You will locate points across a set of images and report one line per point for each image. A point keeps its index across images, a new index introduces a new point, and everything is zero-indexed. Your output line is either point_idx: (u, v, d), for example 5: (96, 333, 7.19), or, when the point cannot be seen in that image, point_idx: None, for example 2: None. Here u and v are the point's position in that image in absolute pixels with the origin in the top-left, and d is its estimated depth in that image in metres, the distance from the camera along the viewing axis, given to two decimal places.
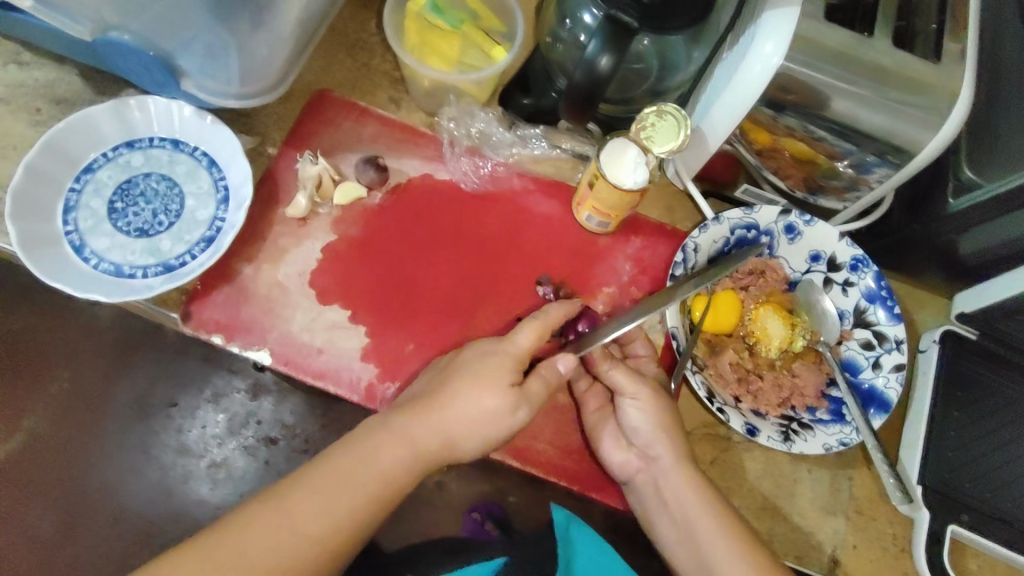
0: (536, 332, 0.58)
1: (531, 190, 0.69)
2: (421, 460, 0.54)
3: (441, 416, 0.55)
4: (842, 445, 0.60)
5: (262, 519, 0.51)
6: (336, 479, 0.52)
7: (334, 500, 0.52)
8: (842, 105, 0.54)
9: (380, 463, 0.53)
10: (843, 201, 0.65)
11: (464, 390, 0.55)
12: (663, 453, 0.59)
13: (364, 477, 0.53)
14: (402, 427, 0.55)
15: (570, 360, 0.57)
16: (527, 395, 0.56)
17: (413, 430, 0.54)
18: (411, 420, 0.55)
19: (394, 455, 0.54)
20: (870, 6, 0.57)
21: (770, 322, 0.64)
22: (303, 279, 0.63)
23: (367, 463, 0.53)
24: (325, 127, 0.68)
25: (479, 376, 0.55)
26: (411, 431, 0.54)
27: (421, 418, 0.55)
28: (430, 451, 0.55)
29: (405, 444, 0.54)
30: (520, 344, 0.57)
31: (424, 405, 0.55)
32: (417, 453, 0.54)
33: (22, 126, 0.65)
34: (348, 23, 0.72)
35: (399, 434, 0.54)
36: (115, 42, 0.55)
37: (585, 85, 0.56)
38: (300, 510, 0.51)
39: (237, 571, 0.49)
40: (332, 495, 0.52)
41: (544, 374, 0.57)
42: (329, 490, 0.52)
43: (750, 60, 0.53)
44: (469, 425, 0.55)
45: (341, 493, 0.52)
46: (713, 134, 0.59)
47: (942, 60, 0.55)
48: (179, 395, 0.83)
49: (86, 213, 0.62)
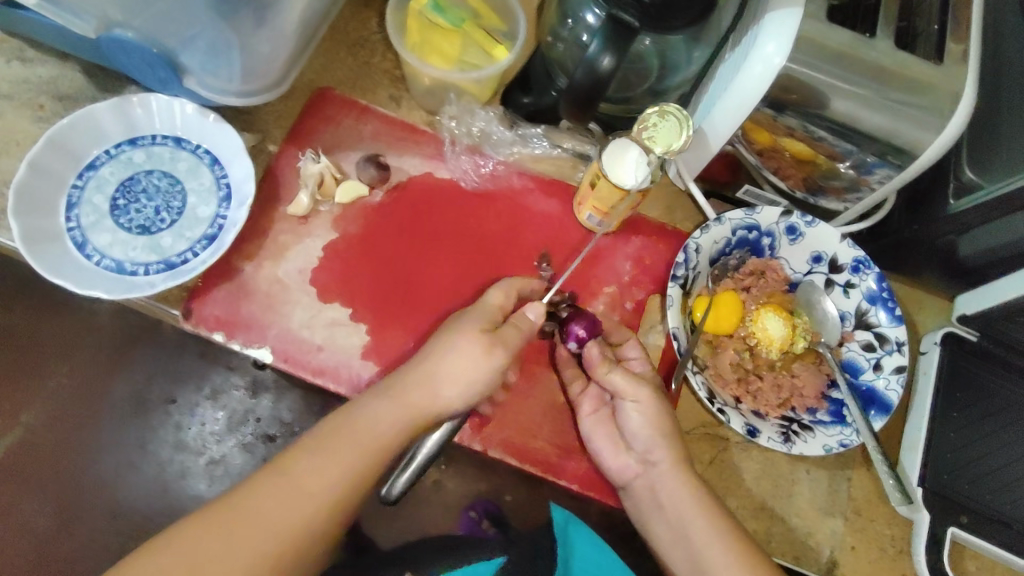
0: (503, 290, 0.58)
1: (531, 189, 0.69)
2: (413, 420, 0.54)
3: (428, 379, 0.54)
4: (843, 446, 0.59)
5: (258, 493, 0.51)
6: (328, 449, 0.52)
7: (327, 470, 0.52)
8: (842, 105, 0.54)
9: (372, 429, 0.53)
10: (844, 202, 0.66)
11: (444, 345, 0.55)
12: (662, 457, 0.59)
13: (357, 443, 0.53)
14: (391, 391, 0.54)
15: (538, 308, 0.57)
16: (510, 356, 0.55)
17: (398, 390, 0.54)
18: (398, 383, 0.55)
19: (385, 419, 0.53)
20: (871, 6, 0.57)
21: (771, 322, 0.63)
22: (303, 277, 0.63)
23: (358, 430, 0.53)
24: (326, 125, 0.68)
25: (454, 330, 0.55)
26: (399, 393, 0.54)
27: (407, 385, 0.54)
28: (420, 413, 0.54)
29: (395, 406, 0.54)
30: (492, 302, 0.57)
31: (409, 367, 0.55)
32: (408, 415, 0.54)
33: (25, 122, 0.65)
34: (350, 21, 0.72)
35: (389, 399, 0.54)
36: (119, 39, 0.55)
37: (587, 84, 0.56)
38: (294, 481, 0.51)
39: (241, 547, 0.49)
40: (325, 464, 0.52)
41: (516, 323, 0.56)
42: (322, 459, 0.52)
43: (751, 61, 0.53)
44: (453, 379, 0.54)
45: (334, 460, 0.52)
46: (715, 134, 0.60)
47: (944, 61, 0.54)
48: (178, 392, 0.83)
49: (88, 210, 0.62)
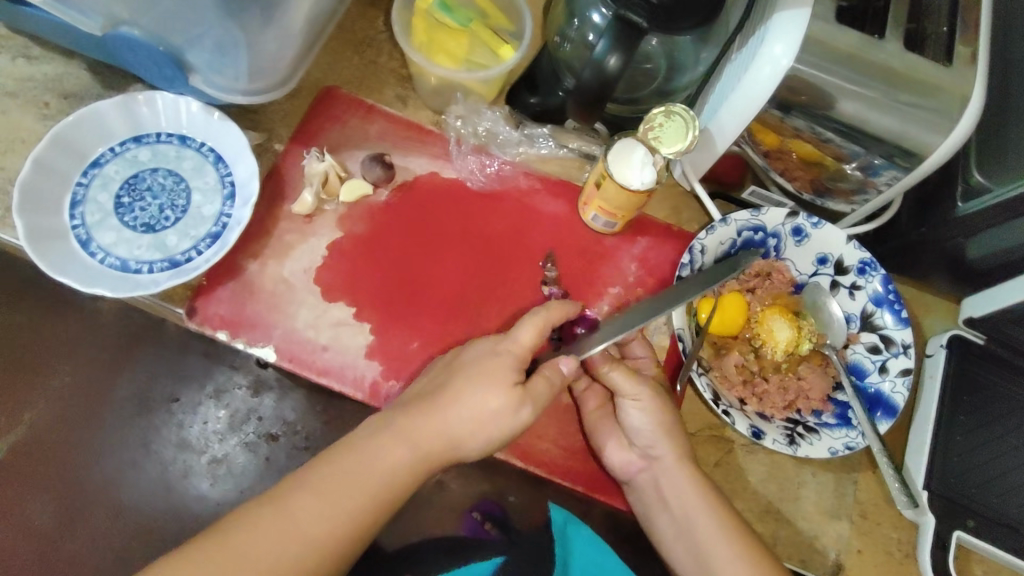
0: (536, 327, 0.57)
1: (537, 189, 0.69)
2: (425, 461, 0.54)
3: (446, 421, 0.55)
4: (848, 448, 0.59)
5: (263, 521, 0.51)
6: (339, 481, 0.52)
7: (337, 503, 0.52)
8: (850, 106, 0.54)
9: (382, 464, 0.53)
10: (851, 204, 0.65)
11: (470, 388, 0.55)
12: (665, 452, 0.60)
13: (367, 478, 0.53)
14: (403, 428, 0.55)
15: (573, 362, 0.56)
16: (532, 393, 0.55)
17: (416, 430, 0.54)
18: (413, 419, 0.55)
19: (397, 456, 0.54)
20: (880, 8, 0.57)
21: (776, 324, 0.63)
22: (309, 276, 0.63)
23: (369, 464, 0.53)
24: (332, 124, 0.68)
25: (481, 377, 0.55)
26: (413, 432, 0.54)
27: (424, 424, 0.55)
28: (433, 450, 0.55)
29: (407, 445, 0.54)
30: (520, 335, 0.56)
31: (428, 405, 0.55)
32: (420, 452, 0.54)
33: (30, 119, 0.65)
34: (356, 20, 0.71)
35: (403, 436, 0.54)
36: (125, 38, 0.55)
37: (594, 85, 0.55)
38: (303, 513, 0.51)
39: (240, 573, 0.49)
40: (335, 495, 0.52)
41: (546, 374, 0.56)
42: (331, 491, 0.52)
43: (759, 61, 0.53)
44: (474, 426, 0.54)
45: (345, 494, 0.52)
46: (721, 135, 0.59)
47: (953, 63, 0.54)
48: (180, 391, 0.83)
49: (93, 207, 0.62)
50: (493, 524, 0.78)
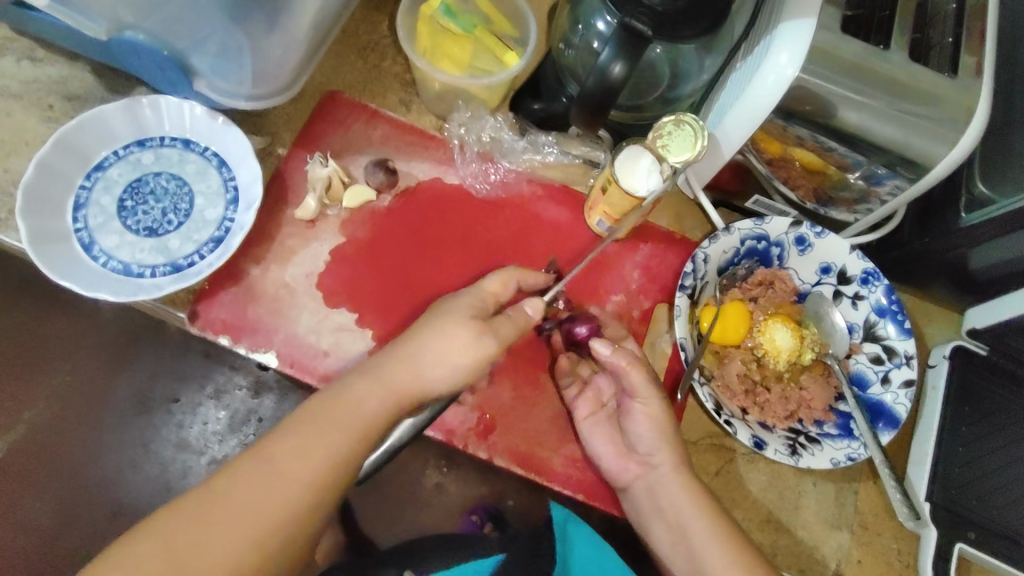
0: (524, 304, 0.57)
1: (539, 196, 0.69)
2: (397, 409, 0.52)
3: (413, 360, 0.53)
4: (850, 460, 0.59)
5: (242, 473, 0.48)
6: (305, 428, 0.50)
7: (308, 453, 0.49)
8: (856, 116, 0.54)
9: (358, 407, 0.51)
10: (854, 213, 0.65)
11: (469, 366, 0.54)
12: (664, 461, 0.59)
13: (337, 422, 0.51)
14: (372, 372, 0.53)
15: (537, 303, 0.58)
16: None
17: (382, 375, 0.53)
18: (379, 366, 0.53)
19: (365, 401, 0.52)
20: (885, 18, 0.56)
21: (778, 333, 0.63)
22: (310, 281, 0.63)
23: (343, 410, 0.51)
24: (335, 129, 0.68)
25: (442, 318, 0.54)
26: (382, 373, 0.53)
27: (392, 366, 0.53)
28: (406, 397, 0.53)
29: (379, 393, 0.52)
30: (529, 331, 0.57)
31: (395, 350, 0.54)
32: (393, 401, 0.52)
33: (34, 121, 0.65)
34: (360, 24, 0.71)
35: (374, 382, 0.52)
36: (130, 42, 0.55)
37: (597, 93, 0.55)
38: (276, 464, 0.49)
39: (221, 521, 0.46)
40: (308, 446, 0.49)
41: None
42: (303, 441, 0.50)
43: (764, 71, 0.53)
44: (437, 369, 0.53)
45: (318, 441, 0.50)
46: (728, 142, 0.59)
47: (958, 75, 0.54)
48: (181, 391, 0.83)
49: (96, 210, 0.62)
50: (492, 525, 0.78)
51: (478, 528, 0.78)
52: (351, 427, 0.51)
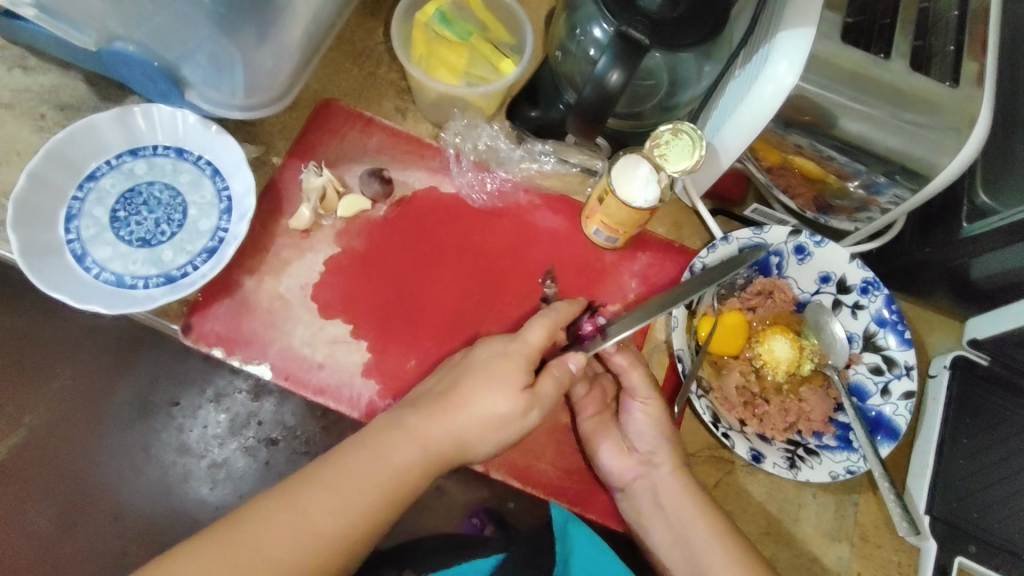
0: (546, 327, 0.57)
1: (536, 205, 0.68)
2: (431, 462, 0.53)
3: (452, 420, 0.54)
4: (849, 473, 0.59)
5: (282, 515, 0.50)
6: (347, 480, 0.51)
7: (340, 503, 0.51)
8: (856, 126, 0.53)
9: (396, 461, 0.53)
10: (854, 222, 0.64)
11: (470, 391, 0.55)
12: (665, 461, 0.60)
13: (376, 475, 0.52)
14: (415, 427, 0.54)
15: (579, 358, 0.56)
16: (536, 396, 0.55)
17: (423, 432, 0.54)
18: (420, 421, 0.54)
19: (404, 456, 0.53)
20: (885, 26, 0.56)
21: (777, 344, 0.63)
22: (305, 292, 0.63)
23: (375, 461, 0.52)
24: (330, 137, 0.67)
25: (489, 381, 0.54)
26: (425, 430, 0.54)
27: (431, 422, 0.54)
28: (442, 453, 0.54)
29: (417, 445, 0.53)
30: (528, 340, 0.56)
31: (441, 404, 0.54)
32: (429, 451, 0.53)
33: (26, 131, 0.65)
34: (356, 31, 0.71)
35: (405, 432, 0.54)
36: (120, 53, 0.55)
37: (594, 100, 0.54)
38: (307, 513, 0.50)
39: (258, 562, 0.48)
40: (339, 496, 0.51)
41: (551, 370, 0.55)
42: (341, 493, 0.51)
43: (762, 80, 0.52)
44: (482, 428, 0.54)
45: (349, 490, 0.51)
46: (726, 152, 0.58)
47: (959, 83, 0.53)
48: (181, 395, 0.82)
49: (89, 221, 0.62)
50: (494, 526, 0.78)
51: (480, 531, 0.78)
52: (382, 478, 0.52)
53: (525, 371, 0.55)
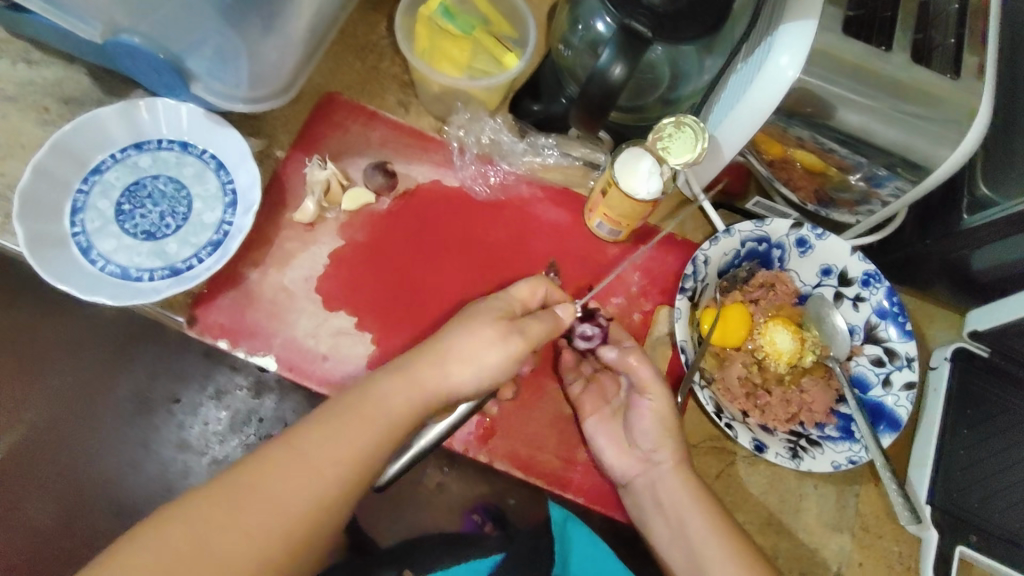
0: (530, 285, 0.59)
1: (538, 198, 0.69)
2: (422, 404, 0.53)
3: (441, 363, 0.54)
4: (851, 463, 0.59)
5: (278, 458, 0.50)
6: (341, 423, 0.51)
7: (335, 449, 0.50)
8: (857, 118, 0.54)
9: (388, 406, 0.52)
10: (855, 215, 0.65)
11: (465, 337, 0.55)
12: (665, 458, 0.59)
13: (369, 418, 0.52)
14: (406, 373, 0.54)
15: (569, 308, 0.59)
16: None
17: (415, 374, 0.54)
18: (410, 366, 0.54)
19: (394, 402, 0.53)
20: (887, 19, 0.56)
21: (779, 336, 0.63)
22: (310, 284, 0.63)
23: (369, 407, 0.52)
24: (333, 131, 0.67)
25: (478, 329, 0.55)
26: (416, 376, 0.54)
27: (421, 368, 0.54)
28: (431, 397, 0.54)
29: (407, 389, 0.53)
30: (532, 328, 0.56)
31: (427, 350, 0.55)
32: (417, 396, 0.53)
33: (30, 125, 0.65)
34: (358, 25, 0.71)
35: (390, 375, 0.54)
36: (125, 45, 0.54)
37: (598, 95, 0.55)
38: (304, 454, 0.50)
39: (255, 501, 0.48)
40: (335, 440, 0.50)
41: None
42: (335, 434, 0.51)
43: (765, 72, 0.52)
44: (465, 367, 0.54)
45: (344, 436, 0.51)
46: (727, 144, 0.58)
47: (961, 76, 0.54)
48: (181, 392, 0.82)
49: (94, 214, 0.62)
50: (492, 524, 0.78)
51: (478, 527, 0.78)
52: (373, 421, 0.52)
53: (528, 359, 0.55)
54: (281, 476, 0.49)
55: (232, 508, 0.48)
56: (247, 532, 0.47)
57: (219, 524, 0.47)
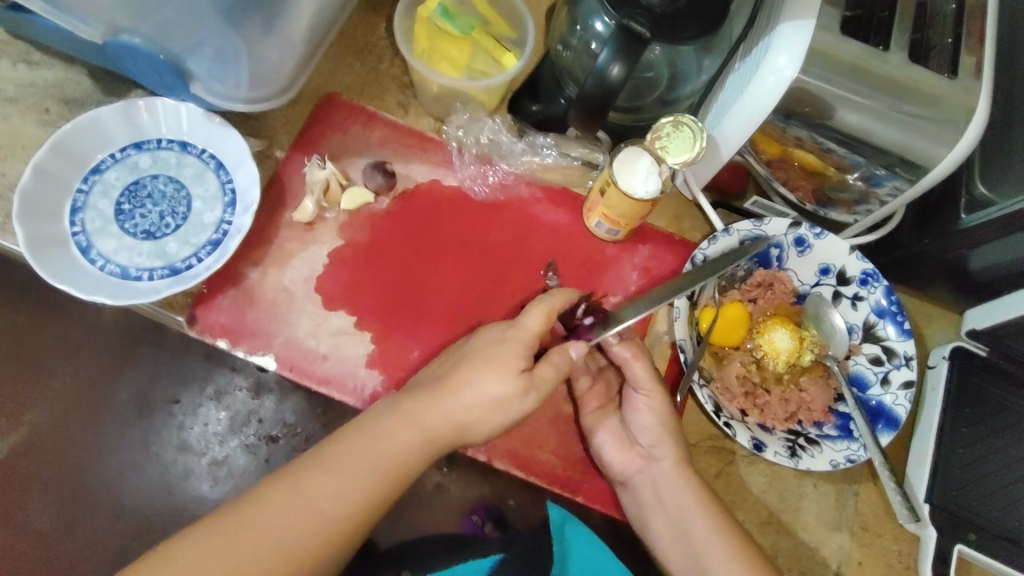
0: (543, 313, 0.57)
1: (537, 198, 0.69)
2: (428, 448, 0.54)
3: (453, 403, 0.54)
4: (850, 461, 0.59)
5: (285, 500, 0.51)
6: (346, 466, 0.52)
7: (337, 494, 0.51)
8: (854, 118, 0.54)
9: (394, 449, 0.53)
10: (853, 214, 0.65)
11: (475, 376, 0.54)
12: (665, 455, 0.60)
13: (375, 463, 0.53)
14: (415, 414, 0.54)
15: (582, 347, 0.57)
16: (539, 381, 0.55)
17: (420, 415, 0.54)
18: (421, 405, 0.54)
19: (400, 445, 0.53)
20: (884, 19, 0.56)
21: (777, 335, 0.63)
22: (309, 284, 0.63)
23: (371, 449, 0.53)
24: (333, 131, 0.68)
25: (489, 364, 0.54)
26: (425, 418, 0.54)
27: (433, 407, 0.54)
28: (440, 439, 0.54)
29: (415, 431, 0.54)
30: (531, 326, 0.56)
31: (439, 389, 0.55)
32: (427, 439, 0.54)
33: (30, 125, 0.65)
34: (358, 27, 0.71)
35: (400, 417, 0.54)
36: (126, 46, 0.54)
37: (596, 95, 0.54)
38: (309, 498, 0.51)
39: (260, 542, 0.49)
40: (340, 483, 0.52)
41: (554, 357, 0.56)
42: (340, 477, 0.52)
43: (762, 71, 0.53)
44: (482, 412, 0.54)
45: (347, 479, 0.52)
46: (726, 144, 0.59)
47: (957, 75, 0.54)
48: (181, 392, 0.82)
49: (94, 214, 0.62)
50: (493, 525, 0.78)
51: (478, 529, 0.78)
52: (380, 465, 0.53)
53: (527, 357, 0.55)
54: (286, 519, 0.50)
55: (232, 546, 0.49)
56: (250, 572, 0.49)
57: (221, 565, 0.48)
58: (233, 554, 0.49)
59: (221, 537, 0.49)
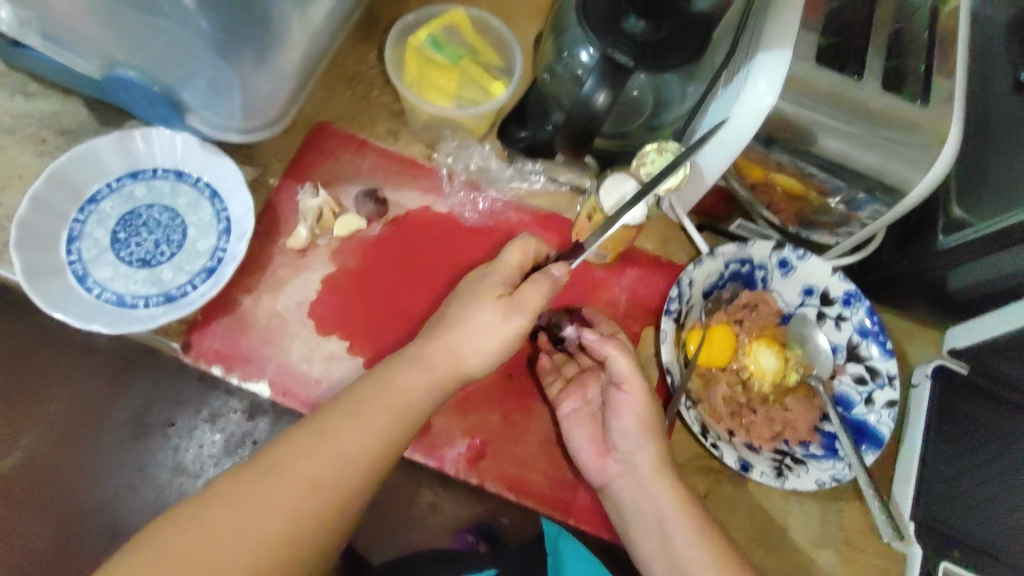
0: (520, 249, 0.59)
1: (527, 223, 0.70)
2: (435, 389, 0.55)
3: (453, 341, 0.56)
4: (835, 480, 0.60)
5: (304, 445, 0.51)
6: (362, 407, 0.53)
7: (355, 433, 0.52)
8: (832, 143, 0.55)
9: (407, 389, 0.54)
10: (835, 236, 0.66)
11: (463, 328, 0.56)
12: (646, 463, 0.60)
13: (389, 403, 0.53)
14: (423, 353, 0.56)
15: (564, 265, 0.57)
16: None
17: (426, 359, 0.55)
18: (425, 348, 0.56)
19: (411, 384, 0.54)
20: (859, 49, 0.58)
21: (763, 356, 0.65)
22: (302, 310, 0.64)
23: (384, 393, 0.54)
24: (324, 159, 0.69)
25: (478, 295, 0.57)
26: (432, 358, 0.55)
27: (433, 347, 0.56)
28: (448, 379, 0.55)
29: (424, 369, 0.55)
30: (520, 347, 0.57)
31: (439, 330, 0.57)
32: (437, 378, 0.55)
33: (27, 156, 0.66)
34: (349, 56, 0.73)
35: (411, 359, 0.55)
36: (121, 79, 0.56)
37: (581, 120, 0.56)
38: (329, 439, 0.51)
39: (283, 485, 0.49)
40: (357, 423, 0.52)
41: None
42: (357, 418, 0.52)
43: (743, 99, 0.54)
44: (478, 342, 0.56)
45: (367, 422, 0.52)
46: (709, 169, 0.60)
47: (930, 102, 0.56)
48: (176, 416, 0.83)
49: (90, 243, 0.63)
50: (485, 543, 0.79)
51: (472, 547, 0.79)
52: (394, 404, 0.53)
53: None
54: (306, 463, 0.50)
55: (261, 495, 0.48)
56: (276, 513, 0.48)
57: (248, 509, 0.48)
58: (257, 498, 0.48)
59: (247, 485, 0.49)
